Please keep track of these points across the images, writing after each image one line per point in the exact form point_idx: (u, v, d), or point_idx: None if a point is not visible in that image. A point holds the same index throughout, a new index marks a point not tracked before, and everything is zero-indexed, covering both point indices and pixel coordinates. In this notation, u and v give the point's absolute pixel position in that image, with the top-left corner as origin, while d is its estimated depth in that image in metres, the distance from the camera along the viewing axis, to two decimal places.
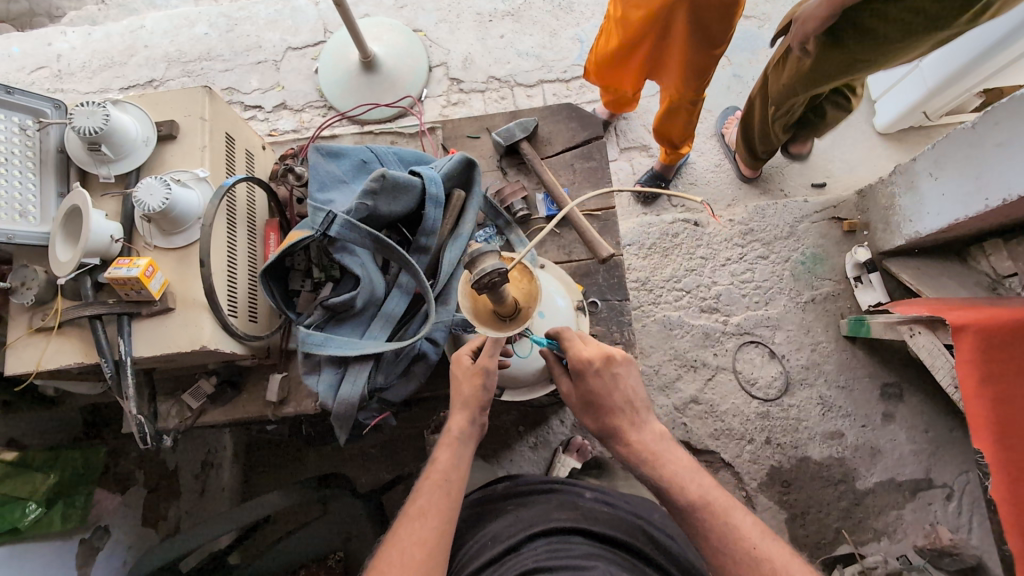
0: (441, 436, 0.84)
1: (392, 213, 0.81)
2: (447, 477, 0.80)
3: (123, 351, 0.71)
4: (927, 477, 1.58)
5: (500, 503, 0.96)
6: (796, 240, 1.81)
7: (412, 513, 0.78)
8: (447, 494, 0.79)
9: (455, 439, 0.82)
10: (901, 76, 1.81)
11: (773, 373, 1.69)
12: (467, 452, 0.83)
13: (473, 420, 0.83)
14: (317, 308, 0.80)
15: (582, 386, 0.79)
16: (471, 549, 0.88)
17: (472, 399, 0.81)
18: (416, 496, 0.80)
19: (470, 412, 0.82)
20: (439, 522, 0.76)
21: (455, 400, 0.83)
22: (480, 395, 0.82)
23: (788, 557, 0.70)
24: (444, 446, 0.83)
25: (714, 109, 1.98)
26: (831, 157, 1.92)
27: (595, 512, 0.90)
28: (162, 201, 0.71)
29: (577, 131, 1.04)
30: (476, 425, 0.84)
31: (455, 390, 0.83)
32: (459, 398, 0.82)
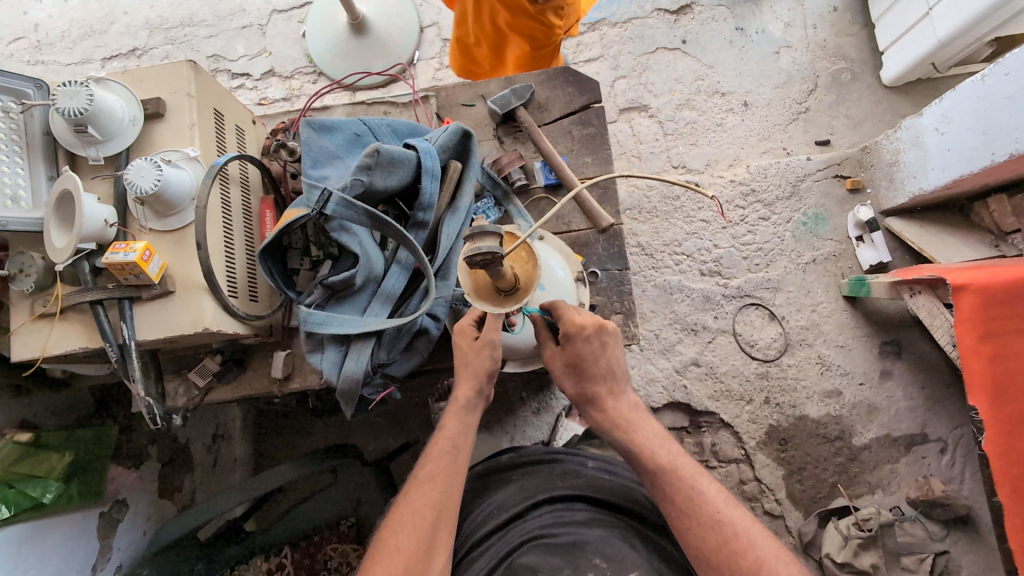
0: (447, 404, 0.85)
1: (388, 189, 0.80)
2: (456, 443, 0.82)
3: (126, 336, 0.71)
4: (922, 432, 1.62)
5: (505, 469, 0.99)
6: (798, 200, 1.79)
7: (420, 476, 0.80)
8: (455, 460, 0.81)
9: (462, 408, 0.83)
10: (910, 25, 1.74)
11: (773, 334, 1.70)
12: (474, 419, 0.84)
13: (479, 391, 0.83)
14: (317, 287, 0.79)
15: (569, 350, 0.80)
16: (478, 514, 0.92)
17: (481, 368, 0.82)
18: (424, 462, 0.81)
19: (477, 381, 0.83)
20: (444, 483, 0.78)
21: (462, 369, 0.84)
22: (489, 368, 0.82)
23: (745, 519, 0.74)
24: (450, 413, 0.84)
25: (716, 65, 1.92)
26: (836, 114, 1.88)
27: (598, 479, 0.93)
28: (154, 182, 0.69)
29: (575, 96, 1.01)
30: (482, 397, 0.84)
31: (464, 360, 0.83)
32: (467, 367, 0.83)
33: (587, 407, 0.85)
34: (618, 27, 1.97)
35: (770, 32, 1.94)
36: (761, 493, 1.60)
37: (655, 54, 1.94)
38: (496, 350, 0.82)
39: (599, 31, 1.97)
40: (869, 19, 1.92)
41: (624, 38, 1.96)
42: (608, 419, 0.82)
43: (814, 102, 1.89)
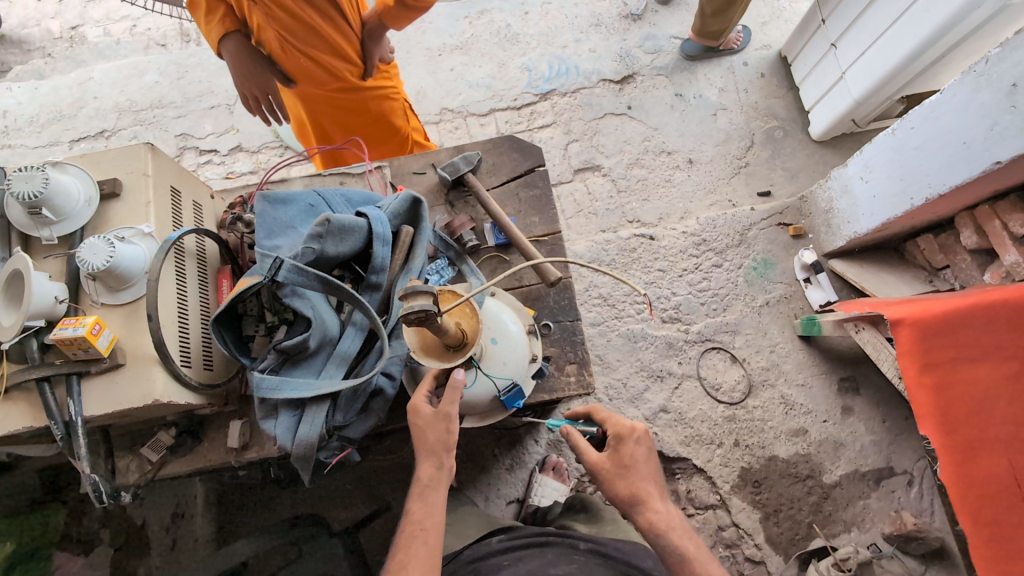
0: (413, 488, 0.85)
1: (340, 255, 0.83)
2: (424, 525, 0.81)
3: (72, 412, 0.71)
4: (888, 465, 1.64)
5: (494, 558, 0.98)
6: (747, 247, 1.89)
7: (393, 569, 0.78)
8: (427, 544, 0.80)
9: (425, 487, 0.83)
10: (829, 87, 1.92)
11: (736, 377, 1.74)
12: (438, 498, 0.83)
13: (442, 466, 0.84)
14: (271, 352, 0.81)
15: (621, 451, 0.90)
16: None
17: (437, 445, 0.82)
18: (398, 550, 0.80)
19: (437, 457, 0.83)
20: (420, 570, 0.77)
21: (421, 447, 0.84)
22: (445, 440, 0.83)
23: None
24: (416, 496, 0.84)
25: (661, 127, 2.08)
26: (774, 167, 2.03)
27: (591, 564, 0.95)
28: (106, 259, 0.71)
29: (520, 162, 1.08)
30: (446, 471, 0.84)
31: (420, 437, 0.83)
32: (425, 446, 0.83)
33: (621, 509, 0.90)
34: (568, 97, 2.12)
35: (706, 96, 2.12)
36: (740, 539, 1.59)
37: (604, 119, 2.09)
38: (453, 422, 0.83)
39: (550, 100, 2.12)
40: (793, 82, 2.12)
41: (574, 106, 2.11)
42: (640, 520, 0.88)
43: (753, 157, 2.04)
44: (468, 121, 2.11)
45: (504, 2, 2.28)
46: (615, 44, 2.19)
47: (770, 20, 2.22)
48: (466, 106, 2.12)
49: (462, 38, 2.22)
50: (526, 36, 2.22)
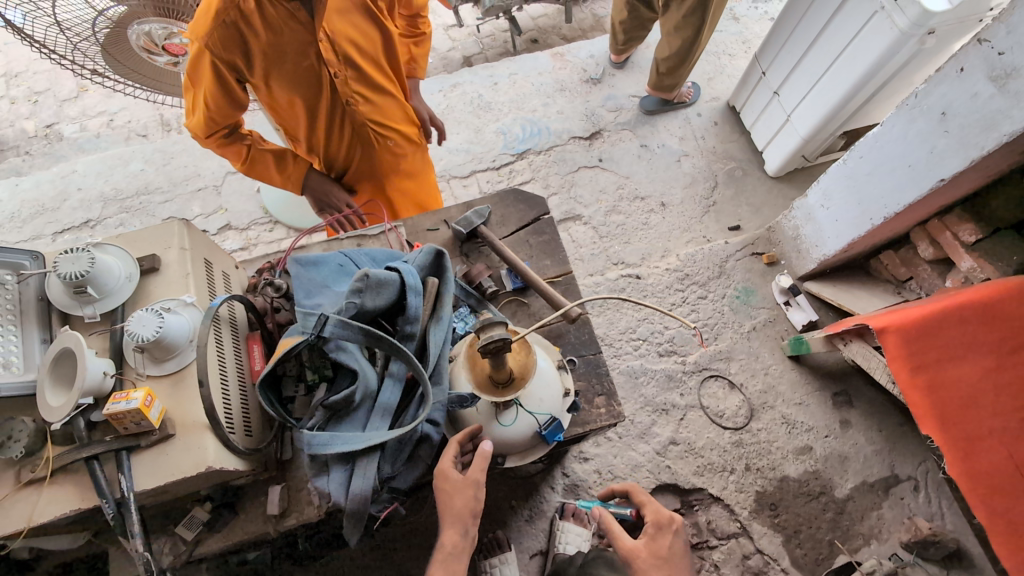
0: (434, 553, 0.83)
1: (377, 308, 0.86)
2: None
3: (124, 488, 0.70)
4: (893, 473, 1.70)
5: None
6: (727, 278, 2.01)
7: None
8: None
9: (449, 556, 0.82)
10: (777, 128, 2.13)
11: (737, 402, 1.80)
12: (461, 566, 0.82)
13: (465, 533, 0.83)
14: (317, 409, 0.82)
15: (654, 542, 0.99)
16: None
17: (463, 512, 0.83)
18: None
19: (461, 523, 0.83)
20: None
21: (447, 515, 0.83)
22: (472, 506, 0.83)
23: None
24: (437, 562, 0.82)
25: (632, 175, 2.23)
26: (739, 204, 2.19)
27: None
28: (156, 329, 0.73)
29: (526, 212, 1.16)
30: (469, 538, 0.84)
31: (447, 504, 0.83)
32: (450, 513, 0.83)
33: None
34: (543, 154, 2.27)
35: (669, 145, 2.31)
36: (766, 566, 1.59)
37: (578, 172, 2.24)
38: (480, 488, 0.84)
39: (527, 159, 2.27)
40: (744, 127, 2.34)
41: (549, 163, 2.26)
42: None
43: (719, 196, 2.20)
44: (451, 184, 2.21)
45: (474, 75, 2.46)
46: (580, 105, 2.39)
47: (715, 76, 2.47)
48: (448, 170, 2.24)
49: (438, 109, 2.37)
50: (498, 103, 2.39)
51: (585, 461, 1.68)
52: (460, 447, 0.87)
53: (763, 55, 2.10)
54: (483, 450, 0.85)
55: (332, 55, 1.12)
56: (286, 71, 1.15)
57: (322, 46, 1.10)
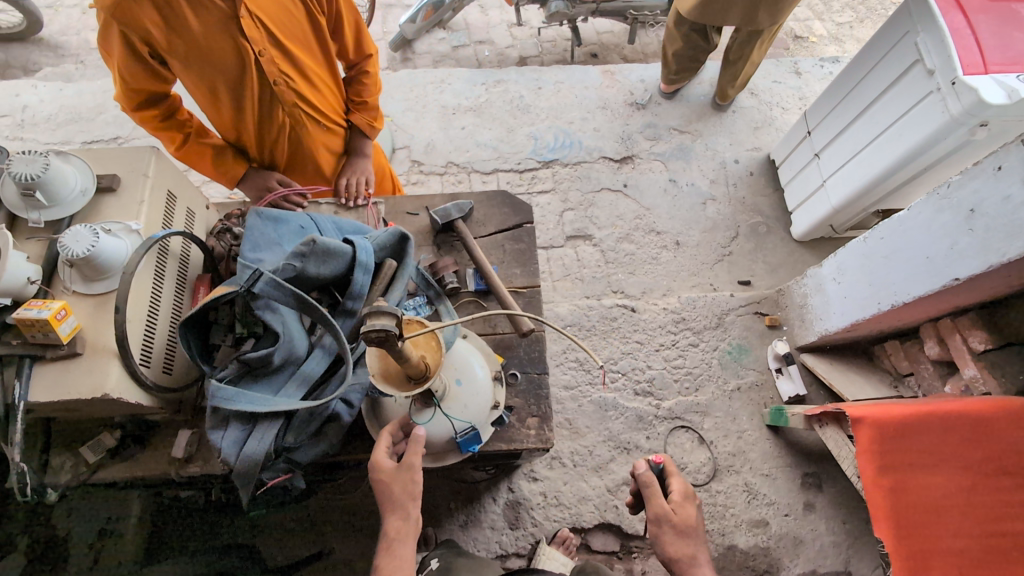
0: (380, 543, 0.80)
1: (321, 276, 0.85)
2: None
3: (17, 395, 0.70)
4: (846, 569, 1.61)
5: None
6: (723, 330, 1.94)
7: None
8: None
9: (391, 543, 0.79)
10: (811, 192, 2.04)
11: (702, 458, 1.73)
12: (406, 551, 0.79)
13: (407, 517, 0.81)
14: (233, 362, 0.80)
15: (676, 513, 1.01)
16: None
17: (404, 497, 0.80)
18: None
19: (403, 509, 0.81)
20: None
21: (386, 502, 0.81)
22: (411, 490, 0.81)
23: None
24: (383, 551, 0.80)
25: (652, 207, 2.18)
26: (756, 258, 2.11)
27: None
28: (88, 247, 0.72)
29: (509, 216, 1.12)
30: (414, 524, 0.81)
31: (384, 490, 0.80)
32: (389, 502, 0.80)
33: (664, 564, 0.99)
34: (569, 168, 2.24)
35: (698, 185, 2.24)
36: None
37: (600, 193, 2.19)
38: (417, 471, 0.81)
39: (552, 168, 2.24)
40: (780, 184, 2.26)
41: (573, 177, 2.22)
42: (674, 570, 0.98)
43: (736, 248, 2.13)
44: (471, 177, 2.20)
45: (520, 76, 2.44)
46: (618, 127, 2.34)
47: (762, 126, 2.39)
48: (472, 163, 2.22)
49: (477, 101, 2.36)
50: (537, 108, 2.37)
51: (533, 481, 1.63)
52: (392, 438, 0.84)
53: (812, 115, 2.02)
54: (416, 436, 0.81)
55: (253, 32, 1.06)
56: (206, 54, 1.08)
57: (241, 22, 1.04)
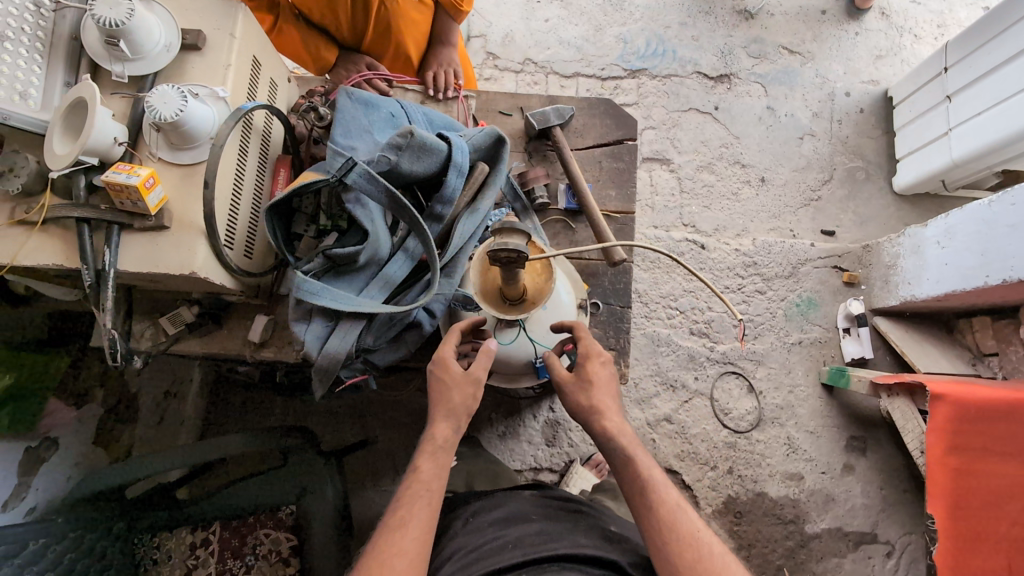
0: (423, 443, 0.82)
1: (413, 174, 0.77)
2: (430, 485, 0.78)
3: (107, 262, 0.67)
4: (872, 531, 1.61)
5: (509, 508, 0.93)
6: (795, 281, 1.82)
7: (390, 523, 0.75)
8: (429, 506, 0.76)
9: (438, 448, 0.80)
10: (929, 139, 1.80)
11: (748, 407, 1.70)
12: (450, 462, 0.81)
13: (457, 428, 0.82)
14: (317, 255, 0.76)
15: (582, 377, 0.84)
16: (471, 550, 0.84)
17: (458, 407, 0.81)
18: (396, 505, 0.77)
19: (454, 418, 0.81)
20: (418, 530, 0.73)
21: (441, 407, 0.81)
22: (469, 404, 0.81)
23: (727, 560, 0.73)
24: (426, 453, 0.81)
25: (742, 137, 1.97)
26: (845, 207, 1.93)
27: (539, 535, 0.85)
28: (176, 112, 0.66)
29: (610, 129, 1.00)
30: (460, 434, 0.82)
31: (443, 395, 0.81)
32: (444, 404, 0.81)
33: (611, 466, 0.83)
34: (657, 80, 2.02)
35: (798, 117, 2.01)
36: None
37: (687, 113, 1.98)
38: (479, 387, 0.82)
39: (638, 79, 2.02)
40: (891, 126, 2.00)
41: (660, 92, 2.00)
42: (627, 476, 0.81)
43: (827, 193, 1.94)
44: (548, 79, 2.00)
45: None
46: (720, 38, 2.07)
47: (886, 55, 2.08)
48: (551, 62, 2.01)
49: None
50: (632, 6, 2.10)
51: None
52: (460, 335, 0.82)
53: (954, 47, 1.71)
54: (488, 349, 0.81)
55: None
56: None
57: None
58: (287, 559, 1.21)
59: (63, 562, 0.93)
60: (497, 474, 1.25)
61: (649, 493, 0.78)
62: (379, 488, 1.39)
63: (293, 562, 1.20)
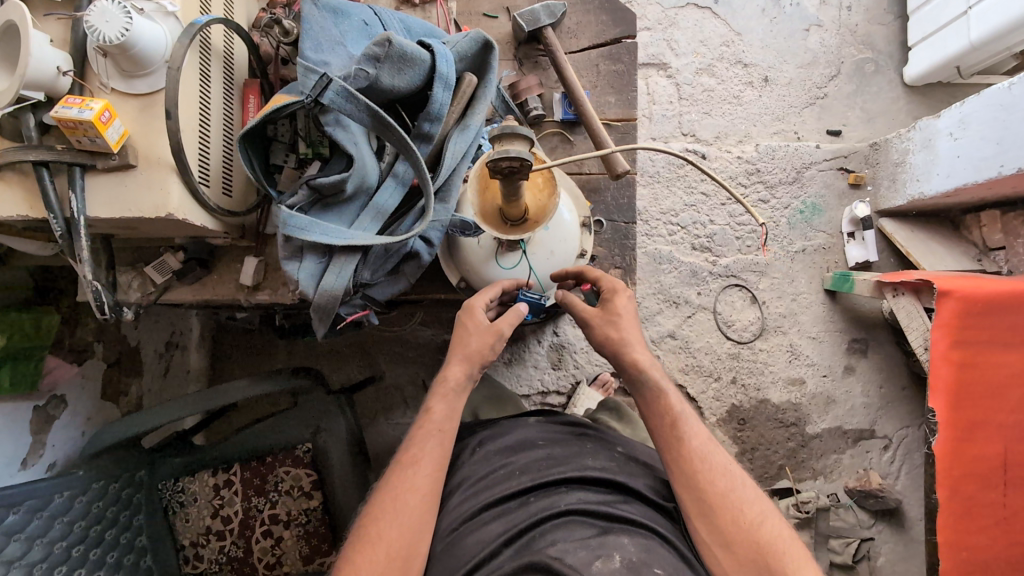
0: (435, 385, 0.81)
1: (395, 90, 0.71)
2: (442, 427, 0.79)
3: (75, 208, 0.62)
4: (871, 428, 1.67)
5: (517, 434, 0.93)
6: (799, 186, 1.76)
7: (403, 460, 0.77)
8: (441, 445, 0.77)
9: (450, 390, 0.80)
10: (944, 22, 1.67)
11: (751, 317, 1.70)
12: (462, 404, 0.81)
13: (470, 375, 0.81)
14: (301, 188, 0.71)
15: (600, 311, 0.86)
16: (478, 478, 0.85)
17: (476, 354, 0.81)
18: (408, 444, 0.78)
19: (469, 365, 0.81)
20: (430, 467, 0.75)
21: (458, 350, 0.82)
22: (485, 354, 0.81)
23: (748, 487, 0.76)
24: (438, 397, 0.80)
25: (744, 33, 1.83)
26: (853, 105, 1.83)
27: (547, 460, 0.86)
28: (122, 31, 0.59)
29: (607, 27, 0.92)
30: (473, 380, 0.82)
31: (463, 340, 0.82)
32: (463, 348, 0.82)
33: (641, 401, 0.83)
34: None
35: (804, 6, 1.85)
36: None
37: (684, 10, 1.83)
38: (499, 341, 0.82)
39: None
40: (904, 10, 1.85)
41: None
42: (660, 413, 0.81)
43: (834, 89, 1.83)
44: None
45: None
46: None
47: None
48: None
49: None
50: None
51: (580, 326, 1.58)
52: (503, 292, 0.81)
53: None
54: (517, 311, 0.82)
55: None
56: None
57: None
58: (309, 492, 1.20)
59: (91, 512, 0.96)
60: (503, 399, 1.21)
61: (678, 426, 0.79)
62: (392, 421, 1.42)
63: (316, 496, 1.19)
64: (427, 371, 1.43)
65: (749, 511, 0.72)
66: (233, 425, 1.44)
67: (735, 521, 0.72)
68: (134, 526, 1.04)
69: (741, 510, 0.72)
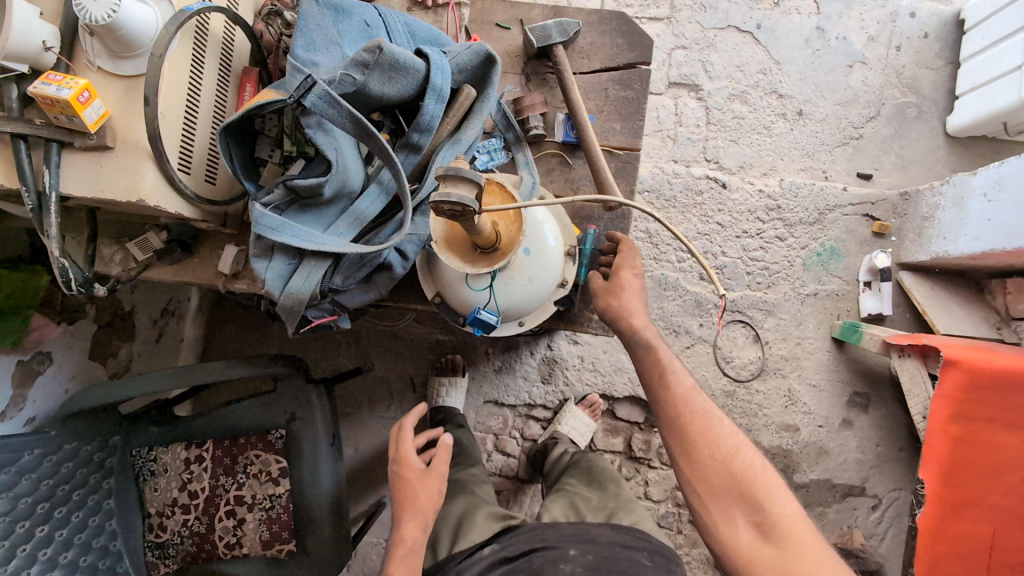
0: (393, 548, 0.92)
1: (385, 97, 0.69)
2: None
3: (48, 183, 0.62)
4: (862, 485, 1.61)
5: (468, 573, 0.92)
6: (820, 228, 1.69)
7: None
8: None
9: (408, 549, 0.92)
10: (996, 75, 1.58)
11: (751, 356, 1.65)
12: (420, 559, 0.91)
13: (422, 526, 0.95)
14: (280, 186, 0.69)
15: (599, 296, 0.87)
16: None
17: (425, 507, 0.97)
18: None
19: (420, 518, 0.95)
20: None
21: (407, 509, 0.96)
22: (432, 495, 0.99)
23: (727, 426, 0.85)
24: (398, 556, 0.91)
25: (783, 62, 1.76)
26: (888, 149, 1.75)
27: None
28: (109, 12, 0.58)
29: (621, 50, 0.88)
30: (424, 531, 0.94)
31: (412, 493, 0.99)
32: (415, 507, 0.96)
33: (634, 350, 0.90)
34: None
35: (850, 41, 1.78)
36: None
37: (724, 32, 1.76)
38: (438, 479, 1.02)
39: None
40: (956, 55, 1.76)
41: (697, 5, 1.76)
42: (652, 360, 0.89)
43: (870, 130, 1.75)
44: None
45: None
46: None
47: None
48: None
49: None
50: None
51: (574, 344, 1.49)
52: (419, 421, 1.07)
53: None
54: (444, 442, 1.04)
55: None
56: None
57: None
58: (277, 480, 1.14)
59: (61, 471, 0.98)
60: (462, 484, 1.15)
61: (666, 375, 0.87)
62: (373, 415, 1.42)
63: (282, 483, 1.13)
64: (413, 370, 1.43)
65: (724, 449, 0.81)
66: (218, 399, 1.45)
67: (712, 455, 0.81)
68: (102, 490, 1.05)
69: (719, 447, 0.82)
